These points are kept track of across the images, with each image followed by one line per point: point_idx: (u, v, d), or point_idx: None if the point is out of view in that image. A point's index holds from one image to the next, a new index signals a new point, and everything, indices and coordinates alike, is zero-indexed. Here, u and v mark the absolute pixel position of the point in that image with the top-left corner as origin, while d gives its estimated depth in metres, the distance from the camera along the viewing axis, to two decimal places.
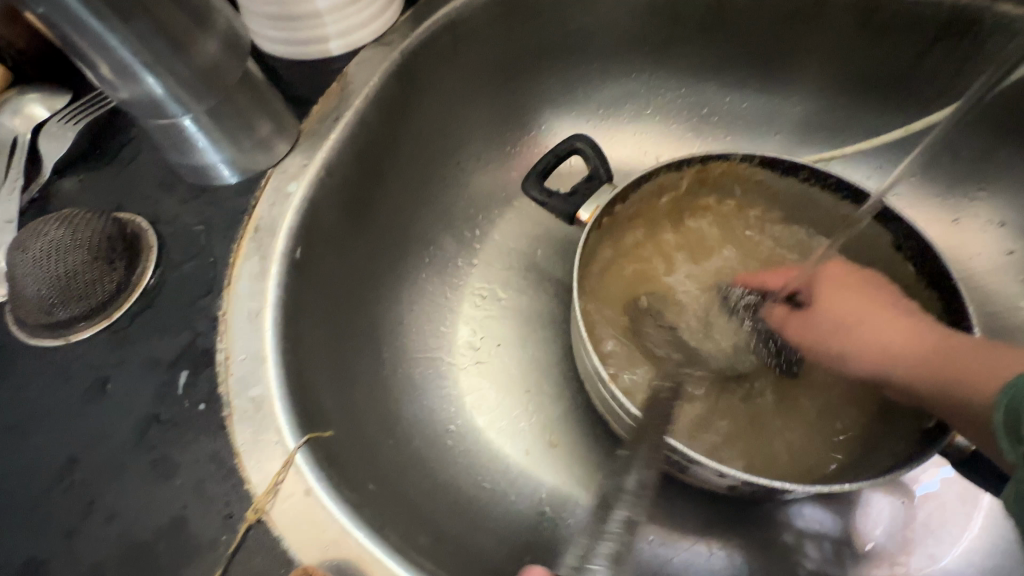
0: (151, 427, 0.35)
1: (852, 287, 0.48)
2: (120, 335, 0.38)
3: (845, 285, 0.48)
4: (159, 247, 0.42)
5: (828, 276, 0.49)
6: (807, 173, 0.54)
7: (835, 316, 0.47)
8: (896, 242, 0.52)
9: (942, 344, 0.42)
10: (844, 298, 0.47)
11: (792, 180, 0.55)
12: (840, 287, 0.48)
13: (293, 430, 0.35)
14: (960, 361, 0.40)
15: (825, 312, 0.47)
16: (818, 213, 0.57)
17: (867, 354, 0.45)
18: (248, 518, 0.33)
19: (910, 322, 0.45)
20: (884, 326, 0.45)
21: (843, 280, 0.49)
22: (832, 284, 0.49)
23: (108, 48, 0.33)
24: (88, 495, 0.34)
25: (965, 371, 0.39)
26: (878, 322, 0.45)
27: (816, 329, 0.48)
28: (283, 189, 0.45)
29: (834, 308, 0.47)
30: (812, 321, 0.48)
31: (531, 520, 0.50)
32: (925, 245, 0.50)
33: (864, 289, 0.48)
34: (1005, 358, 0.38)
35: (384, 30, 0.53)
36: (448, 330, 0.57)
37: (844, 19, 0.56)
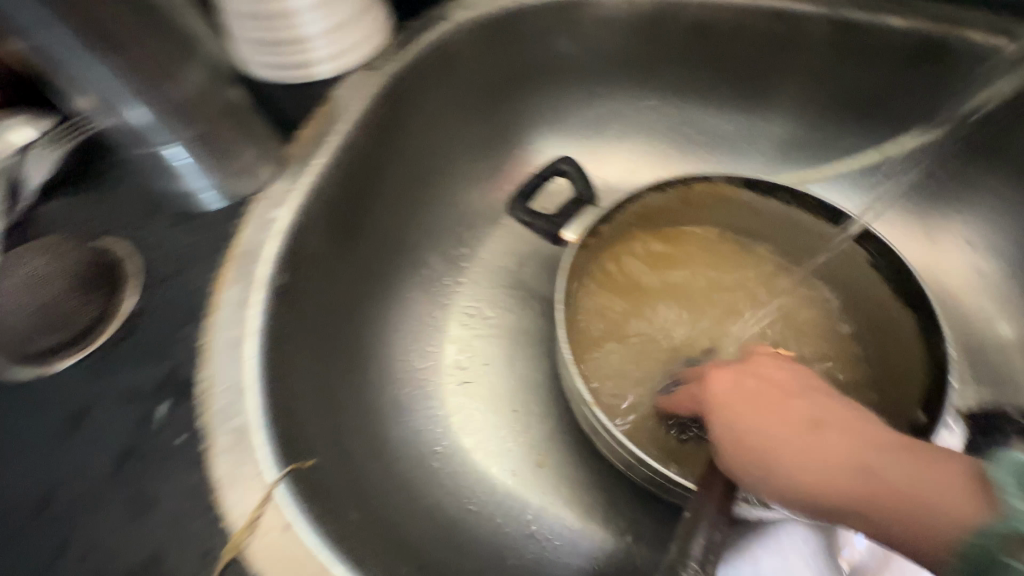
0: (130, 460, 0.35)
1: (746, 402, 0.36)
2: (100, 365, 0.38)
3: (740, 382, 0.38)
4: (140, 273, 0.42)
5: (719, 397, 0.38)
6: (786, 195, 0.55)
7: (784, 435, 0.33)
8: (874, 264, 0.53)
9: (877, 461, 0.30)
10: (747, 422, 0.35)
11: (773, 202, 0.56)
12: (737, 410, 0.36)
13: (274, 462, 0.35)
14: (905, 495, 0.28)
15: (748, 421, 0.35)
16: (801, 235, 0.57)
17: (816, 479, 0.31)
18: (228, 554, 0.33)
19: (829, 426, 0.33)
20: (811, 441, 0.32)
21: (738, 399, 0.36)
22: (723, 390, 0.38)
23: (94, 78, 0.34)
24: (64, 531, 0.33)
25: (920, 503, 0.27)
26: (800, 435, 0.33)
27: (756, 448, 0.33)
28: (267, 214, 0.45)
29: (755, 419, 0.34)
30: (754, 436, 0.34)
31: (518, 542, 0.50)
32: (903, 267, 0.50)
33: (763, 404, 0.35)
34: (948, 483, 0.27)
35: (371, 54, 0.54)
36: (434, 351, 0.57)
37: (821, 43, 0.58)
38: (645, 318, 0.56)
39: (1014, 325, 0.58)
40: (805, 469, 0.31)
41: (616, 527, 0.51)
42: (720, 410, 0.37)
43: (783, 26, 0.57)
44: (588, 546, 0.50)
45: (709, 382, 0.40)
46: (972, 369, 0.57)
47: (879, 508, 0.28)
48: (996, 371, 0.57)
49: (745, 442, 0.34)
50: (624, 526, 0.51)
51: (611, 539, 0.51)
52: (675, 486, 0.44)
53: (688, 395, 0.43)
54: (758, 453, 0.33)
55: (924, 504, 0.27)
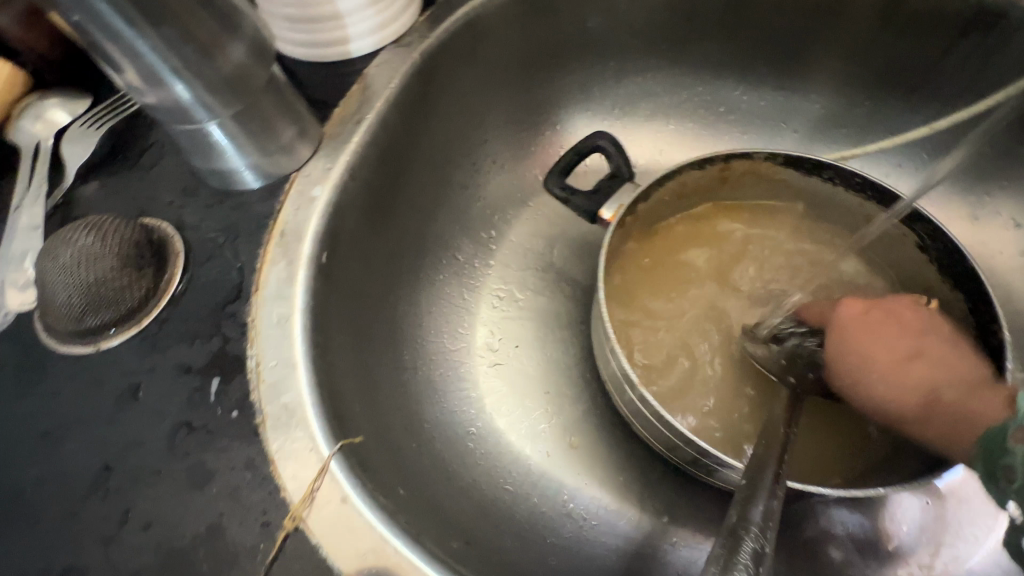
0: (185, 434, 0.35)
1: (866, 331, 0.43)
2: (150, 342, 0.38)
3: (883, 315, 0.44)
4: (184, 251, 0.42)
5: (845, 323, 0.44)
6: (832, 173, 0.53)
7: (886, 359, 0.42)
8: (921, 244, 0.51)
9: (947, 388, 0.40)
10: (869, 349, 0.42)
11: (815, 181, 0.55)
12: (861, 334, 0.43)
13: (326, 437, 0.35)
14: (965, 407, 0.39)
15: (869, 347, 0.42)
16: (842, 213, 0.56)
17: (900, 395, 0.41)
18: (287, 526, 0.33)
19: (956, 361, 0.41)
20: (904, 367, 0.41)
21: (863, 324, 0.43)
22: (852, 315, 0.44)
23: (136, 55, 0.33)
24: (124, 503, 0.34)
25: (975, 415, 0.38)
26: (895, 361, 0.42)
27: (852, 366, 0.42)
28: (307, 193, 0.44)
29: (875, 343, 0.42)
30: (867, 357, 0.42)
31: (556, 521, 0.50)
32: (950, 247, 0.49)
33: (886, 330, 0.43)
34: (992, 406, 0.38)
35: (404, 31, 0.53)
36: (468, 332, 0.57)
37: (867, 14, 0.56)
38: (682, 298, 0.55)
39: None
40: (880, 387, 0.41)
41: (653, 507, 0.51)
42: (841, 333, 0.43)
43: None
44: (627, 526, 0.51)
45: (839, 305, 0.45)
46: (1018, 350, 0.56)
47: (931, 416, 0.40)
48: None
49: (859, 357, 0.42)
50: (662, 506, 0.51)
51: (650, 518, 0.51)
52: (719, 465, 0.44)
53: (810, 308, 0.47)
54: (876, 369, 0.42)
55: (976, 418, 0.38)
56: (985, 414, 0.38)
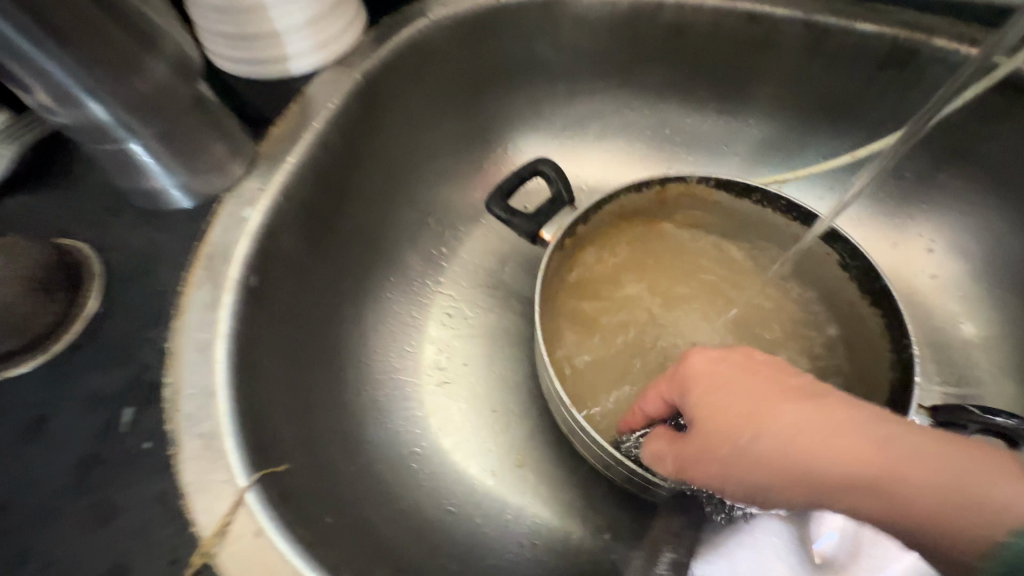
0: (93, 467, 0.34)
1: (747, 374, 0.35)
2: (63, 370, 0.37)
3: (735, 390, 0.34)
4: (104, 274, 0.40)
5: (705, 376, 0.36)
6: (760, 195, 0.56)
7: (787, 403, 0.32)
8: (842, 262, 0.54)
9: (898, 438, 0.29)
10: (727, 402, 0.34)
11: (745, 202, 0.57)
12: (726, 389, 0.35)
13: (244, 467, 0.34)
14: (964, 479, 0.27)
15: (756, 417, 0.33)
16: (772, 234, 0.59)
17: (841, 462, 0.29)
18: (197, 561, 0.32)
19: (811, 429, 0.31)
20: (800, 415, 0.31)
21: (732, 372, 0.35)
22: (707, 365, 0.36)
23: (47, 74, 0.33)
24: (22, 542, 0.32)
25: (980, 489, 0.26)
26: (792, 410, 0.32)
27: (791, 449, 0.31)
28: (238, 213, 0.44)
29: (759, 398, 0.33)
30: (734, 437, 0.33)
31: (497, 543, 0.50)
32: (868, 266, 0.52)
33: (756, 375, 0.35)
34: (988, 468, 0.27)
35: (346, 50, 0.53)
36: (412, 352, 0.56)
37: (794, 47, 0.59)
38: (621, 321, 0.56)
39: (975, 323, 0.60)
40: (802, 437, 0.31)
41: (595, 526, 0.52)
42: (704, 398, 0.35)
43: (757, 29, 0.58)
44: (566, 544, 0.51)
45: (691, 357, 0.38)
46: (937, 365, 0.59)
47: (899, 486, 0.28)
48: (959, 368, 0.59)
49: (757, 444, 0.32)
50: (601, 524, 0.52)
51: (589, 536, 0.51)
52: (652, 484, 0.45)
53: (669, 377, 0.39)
54: (814, 467, 0.30)
55: (993, 497, 0.26)
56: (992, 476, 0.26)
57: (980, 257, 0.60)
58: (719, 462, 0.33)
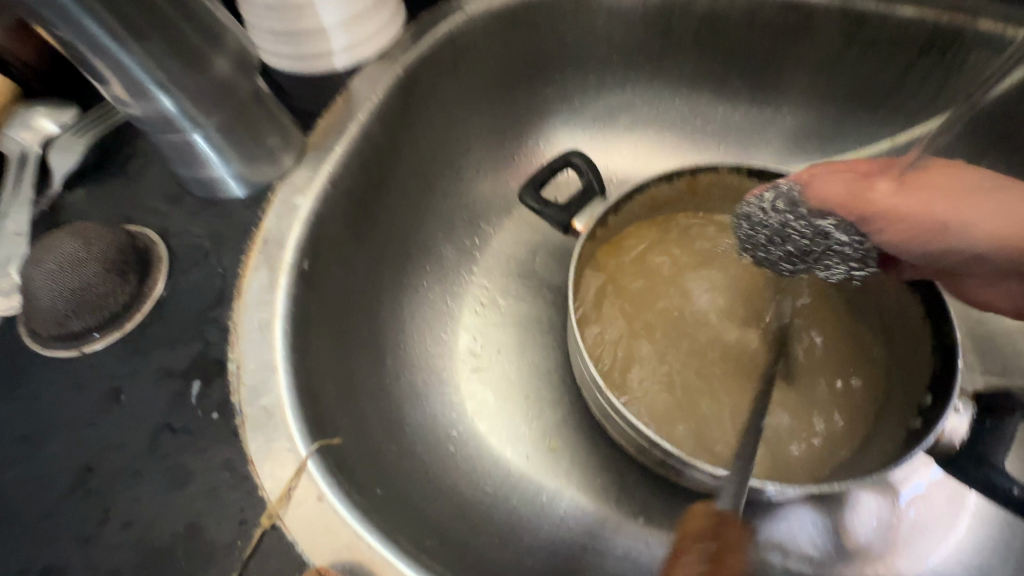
0: (165, 436, 0.36)
1: (921, 182, 0.45)
2: (133, 347, 0.39)
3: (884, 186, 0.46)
4: (168, 258, 0.43)
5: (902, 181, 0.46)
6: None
7: (961, 191, 0.44)
8: None
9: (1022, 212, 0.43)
10: (945, 200, 0.44)
11: None
12: (943, 193, 0.45)
13: (304, 437, 0.36)
14: None
15: (927, 197, 0.45)
16: None
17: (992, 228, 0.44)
18: (263, 524, 0.34)
19: (981, 191, 0.44)
20: (1008, 201, 0.43)
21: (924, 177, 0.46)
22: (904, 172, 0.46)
23: (123, 68, 0.35)
24: (104, 503, 0.35)
25: None
26: (1001, 199, 0.44)
27: (926, 214, 0.44)
28: (290, 201, 0.46)
29: (942, 199, 0.44)
30: (887, 200, 0.45)
31: (533, 523, 0.51)
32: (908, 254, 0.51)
33: (933, 187, 0.45)
34: None
35: (385, 45, 0.54)
36: (449, 337, 0.58)
37: (833, 33, 0.58)
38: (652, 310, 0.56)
39: None
40: (965, 213, 0.44)
41: (630, 509, 0.52)
42: (909, 182, 0.45)
43: (795, 16, 0.58)
44: (601, 526, 0.52)
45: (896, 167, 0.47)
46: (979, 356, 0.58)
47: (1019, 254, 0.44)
48: None
49: (885, 203, 0.45)
50: (636, 507, 0.53)
51: (625, 519, 0.52)
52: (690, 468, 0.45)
53: (846, 181, 0.46)
54: (936, 219, 0.44)
55: None
56: None
57: None
58: (952, 224, 0.44)
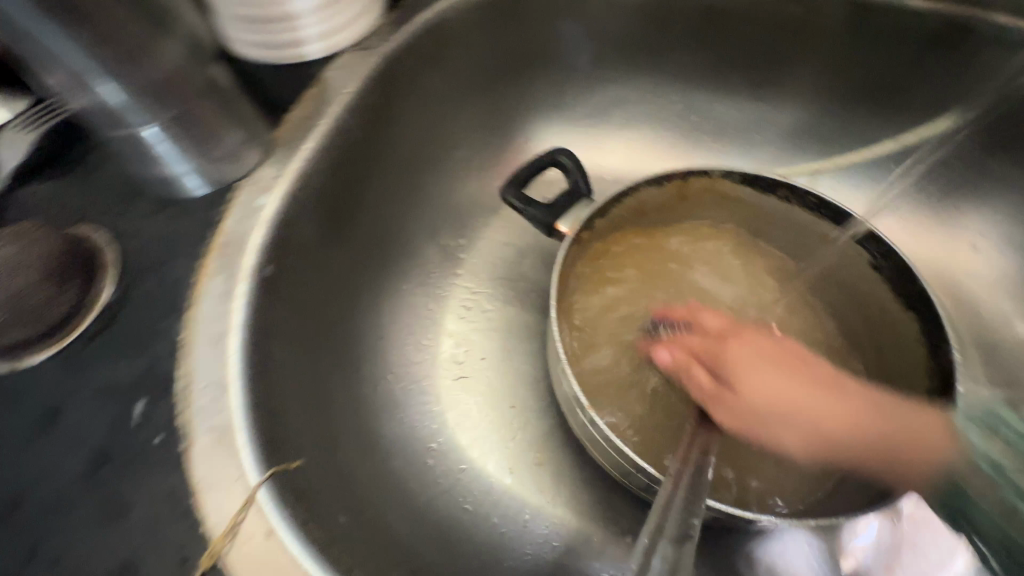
0: (105, 460, 0.33)
1: (762, 372, 0.38)
2: (75, 362, 0.36)
3: (747, 355, 0.40)
4: (118, 263, 0.40)
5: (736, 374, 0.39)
6: (787, 192, 0.53)
7: (791, 403, 0.37)
8: (874, 264, 0.51)
9: (868, 422, 0.37)
10: (765, 410, 0.37)
11: (772, 199, 0.54)
12: (771, 397, 0.37)
13: (257, 464, 0.34)
14: (914, 444, 0.36)
15: (776, 407, 0.37)
16: (801, 233, 0.55)
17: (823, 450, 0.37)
18: (206, 563, 0.31)
19: (835, 400, 0.38)
20: (817, 402, 0.38)
21: (755, 354, 0.39)
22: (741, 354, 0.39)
23: (55, 53, 0.32)
24: (33, 535, 0.31)
25: (912, 452, 0.36)
26: (819, 401, 0.38)
27: (762, 408, 0.37)
28: (252, 203, 0.42)
29: (768, 389, 0.38)
30: (757, 393, 0.38)
31: (513, 546, 0.48)
32: (903, 266, 0.49)
33: (781, 366, 0.39)
34: (932, 426, 0.37)
35: (364, 33, 0.51)
36: (428, 345, 0.55)
37: (839, 27, 0.55)
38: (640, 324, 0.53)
39: None
40: (788, 434, 0.37)
41: (615, 530, 0.50)
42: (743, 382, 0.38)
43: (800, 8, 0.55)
44: (584, 547, 0.49)
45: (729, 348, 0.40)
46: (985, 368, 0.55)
47: (893, 455, 0.37)
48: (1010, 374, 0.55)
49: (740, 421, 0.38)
50: (622, 528, 0.50)
51: (609, 541, 0.49)
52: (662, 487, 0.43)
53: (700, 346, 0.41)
54: (763, 415, 0.37)
55: (910, 457, 0.36)
56: (931, 451, 0.36)
57: None
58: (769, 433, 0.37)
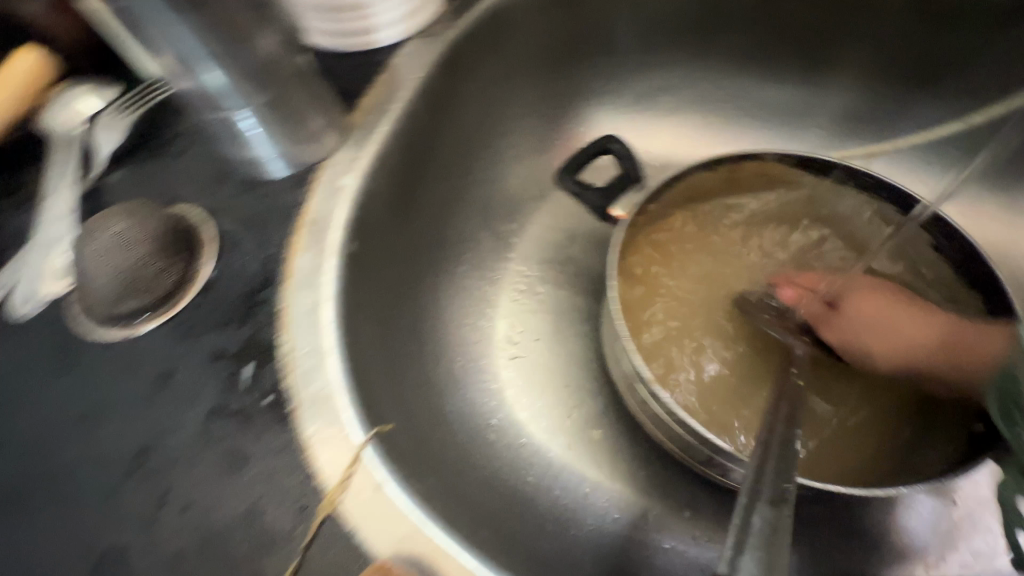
0: (219, 419, 0.36)
1: (870, 299, 0.50)
2: (183, 330, 0.39)
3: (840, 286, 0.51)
4: (216, 239, 0.42)
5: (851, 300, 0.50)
6: (841, 175, 0.54)
7: (888, 313, 0.49)
8: (935, 244, 0.52)
9: (953, 333, 0.47)
10: (862, 322, 0.48)
11: (825, 181, 0.55)
12: (865, 309, 0.49)
13: (359, 423, 0.36)
14: (971, 346, 0.46)
15: (875, 317, 0.48)
16: (853, 215, 0.56)
17: (914, 351, 0.47)
18: (324, 510, 0.33)
19: (916, 314, 0.49)
20: (910, 320, 0.48)
21: (870, 300, 0.49)
22: (864, 292, 0.50)
23: (172, 40, 0.34)
24: (162, 485, 0.35)
25: (975, 347, 0.46)
26: (910, 320, 0.48)
27: (857, 314, 0.49)
28: (336, 182, 0.45)
29: (872, 306, 0.49)
30: (857, 306, 0.49)
31: (578, 515, 0.50)
32: (968, 247, 0.49)
33: (885, 298, 0.50)
34: (993, 337, 0.45)
35: (429, 21, 0.52)
36: (488, 324, 0.57)
37: (898, 8, 0.54)
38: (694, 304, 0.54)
39: None
40: (887, 338, 0.47)
41: (674, 502, 0.51)
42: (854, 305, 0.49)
43: None
44: (644, 518, 0.51)
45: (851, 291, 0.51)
46: None
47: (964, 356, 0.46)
48: None
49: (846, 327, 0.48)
50: (682, 501, 0.51)
51: (669, 513, 0.51)
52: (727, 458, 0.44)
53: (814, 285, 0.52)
54: (861, 326, 0.48)
55: (977, 351, 0.45)
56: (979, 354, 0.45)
57: None
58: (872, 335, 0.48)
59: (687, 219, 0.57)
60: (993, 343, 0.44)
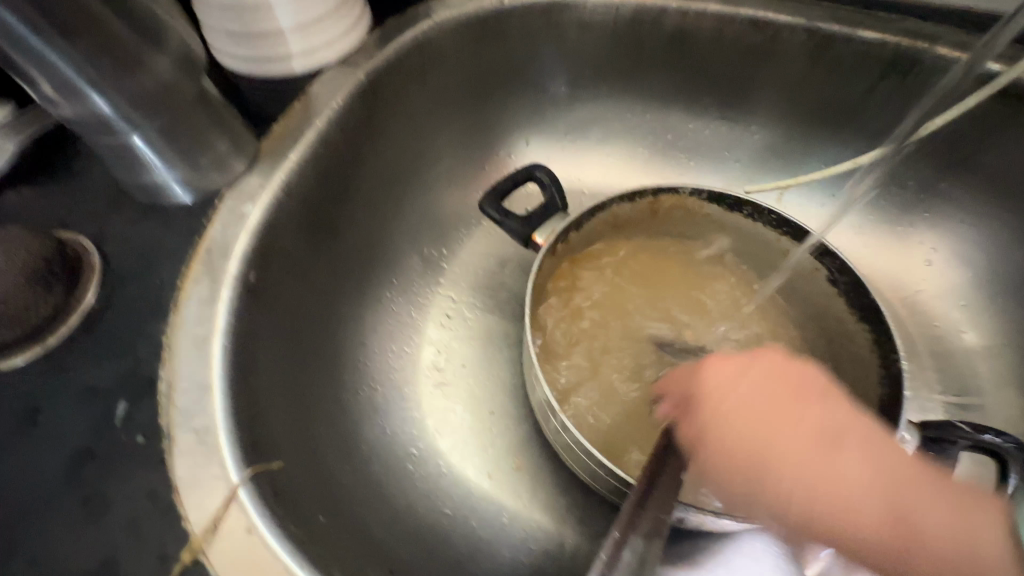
0: (86, 460, 0.34)
1: (753, 401, 0.35)
2: (57, 364, 0.37)
3: (759, 376, 0.36)
4: (104, 267, 0.40)
5: (729, 390, 0.36)
6: (749, 211, 0.57)
7: (757, 421, 0.35)
8: (830, 277, 0.55)
9: (861, 492, 0.32)
10: (738, 428, 0.35)
11: (737, 217, 0.57)
12: (749, 421, 0.35)
13: (236, 464, 0.34)
14: (921, 514, 0.32)
15: (756, 426, 0.34)
16: (763, 248, 0.59)
17: (824, 503, 0.32)
18: (188, 557, 0.32)
19: (852, 449, 0.34)
20: (825, 458, 0.33)
21: (760, 386, 0.36)
22: (723, 377, 0.37)
23: (47, 61, 0.33)
24: (10, 537, 0.32)
25: (945, 542, 0.32)
26: (815, 452, 0.33)
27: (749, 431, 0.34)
28: (238, 210, 0.43)
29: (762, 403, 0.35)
30: (752, 417, 0.35)
31: (492, 549, 0.49)
32: (857, 281, 0.52)
33: (771, 392, 0.35)
34: (981, 519, 0.33)
35: (350, 49, 0.53)
36: (410, 352, 0.56)
37: (798, 54, 0.58)
38: (609, 331, 0.56)
39: (977, 334, 0.60)
40: (797, 470, 0.33)
41: (591, 533, 0.51)
42: (716, 412, 0.35)
43: (761, 35, 0.58)
44: (560, 549, 0.50)
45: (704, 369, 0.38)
46: (939, 375, 0.58)
47: (919, 527, 0.32)
48: (961, 378, 0.58)
49: (747, 443, 0.34)
50: (598, 532, 0.51)
51: (585, 544, 0.50)
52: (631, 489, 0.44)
53: (678, 380, 0.39)
54: (757, 462, 0.34)
55: (958, 544, 0.32)
56: (976, 539, 0.32)
57: (980, 266, 0.60)
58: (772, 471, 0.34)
59: (608, 248, 0.59)
60: (970, 531, 0.32)
